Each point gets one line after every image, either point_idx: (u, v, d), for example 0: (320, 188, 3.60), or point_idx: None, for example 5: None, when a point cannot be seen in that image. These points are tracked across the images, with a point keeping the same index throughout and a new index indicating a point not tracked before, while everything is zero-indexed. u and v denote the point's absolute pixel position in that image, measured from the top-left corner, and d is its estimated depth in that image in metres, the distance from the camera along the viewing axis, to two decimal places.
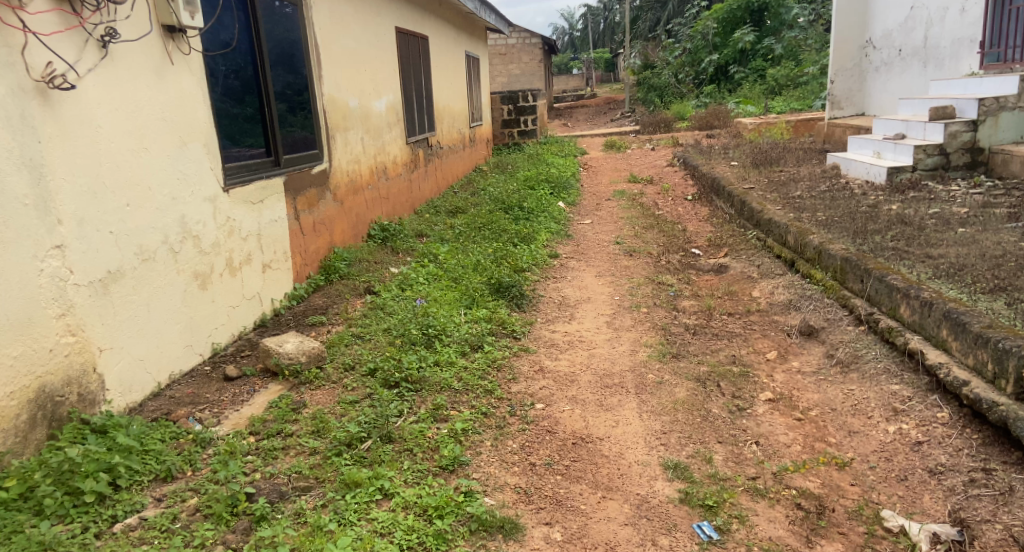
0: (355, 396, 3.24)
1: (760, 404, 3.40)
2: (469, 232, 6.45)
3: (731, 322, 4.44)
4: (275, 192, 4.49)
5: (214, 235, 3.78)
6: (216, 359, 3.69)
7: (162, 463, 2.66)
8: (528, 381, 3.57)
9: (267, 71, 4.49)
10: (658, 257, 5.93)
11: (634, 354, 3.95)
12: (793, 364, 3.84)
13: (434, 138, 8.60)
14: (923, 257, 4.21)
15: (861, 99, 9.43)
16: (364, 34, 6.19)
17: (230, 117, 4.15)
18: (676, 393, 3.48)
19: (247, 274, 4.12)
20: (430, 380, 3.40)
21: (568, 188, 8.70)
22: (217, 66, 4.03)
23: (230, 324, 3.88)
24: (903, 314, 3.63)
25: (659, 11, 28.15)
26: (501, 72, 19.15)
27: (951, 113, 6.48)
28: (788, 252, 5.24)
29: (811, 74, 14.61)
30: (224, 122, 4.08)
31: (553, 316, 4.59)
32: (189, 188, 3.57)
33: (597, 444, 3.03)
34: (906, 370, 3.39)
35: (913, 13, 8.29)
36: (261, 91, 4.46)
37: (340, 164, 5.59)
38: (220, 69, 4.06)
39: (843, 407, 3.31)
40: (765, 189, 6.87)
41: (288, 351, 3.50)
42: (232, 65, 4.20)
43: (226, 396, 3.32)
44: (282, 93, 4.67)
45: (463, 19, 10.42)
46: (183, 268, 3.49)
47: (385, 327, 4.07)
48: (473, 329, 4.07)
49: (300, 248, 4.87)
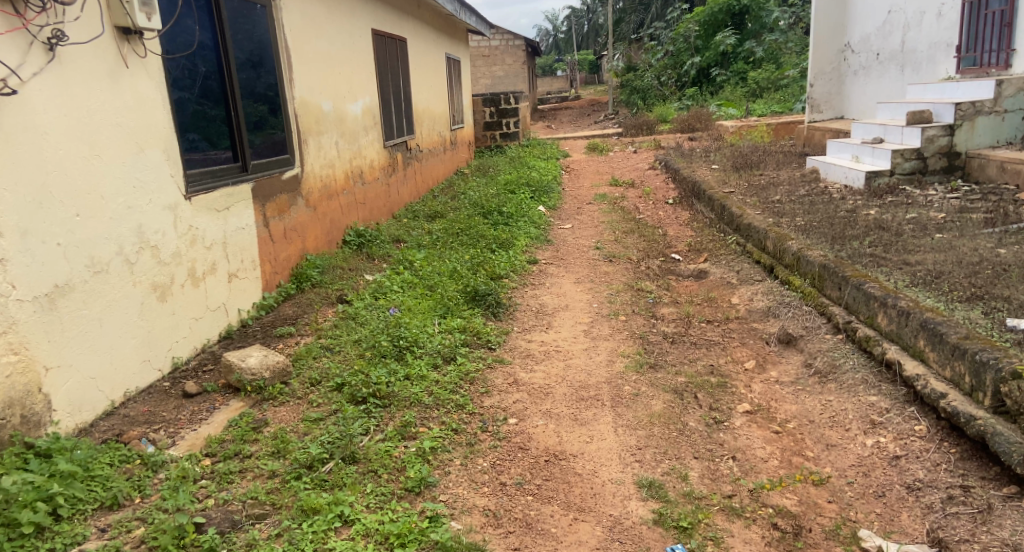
0: (320, 412, 3.15)
1: (738, 416, 3.33)
2: (447, 237, 6.34)
3: (710, 330, 4.37)
4: (242, 199, 4.37)
5: (175, 244, 3.68)
6: (175, 375, 3.60)
7: (109, 490, 2.54)
8: (501, 394, 3.47)
9: (232, 74, 4.36)
10: (638, 263, 5.86)
11: (611, 365, 3.86)
12: (771, 374, 3.77)
13: (413, 141, 8.49)
14: (901, 264, 4.16)
15: (840, 103, 9.43)
16: (338, 36, 6.07)
17: (191, 121, 4.02)
18: (653, 406, 3.40)
19: (212, 285, 4.02)
20: (399, 395, 3.30)
21: (548, 192, 8.62)
22: (177, 69, 3.90)
23: (192, 337, 3.79)
24: (880, 323, 3.57)
25: (643, 14, 28.19)
26: (484, 73, 19.07)
27: (928, 117, 6.51)
28: (767, 258, 5.18)
29: (792, 77, 14.64)
30: (185, 127, 3.95)
31: (529, 325, 4.50)
32: (146, 196, 3.47)
33: (570, 462, 2.94)
34: (884, 381, 3.32)
35: (890, 17, 8.29)
36: (226, 94, 4.34)
37: (313, 169, 5.47)
38: (181, 72, 3.94)
39: (821, 419, 3.24)
40: (745, 193, 6.81)
41: (250, 366, 3.43)
42: (195, 68, 4.07)
43: (183, 415, 3.22)
44: (248, 96, 4.54)
45: (444, 21, 10.32)
46: (140, 279, 3.40)
47: (355, 339, 3.96)
48: (446, 340, 3.96)
49: (269, 255, 4.74)
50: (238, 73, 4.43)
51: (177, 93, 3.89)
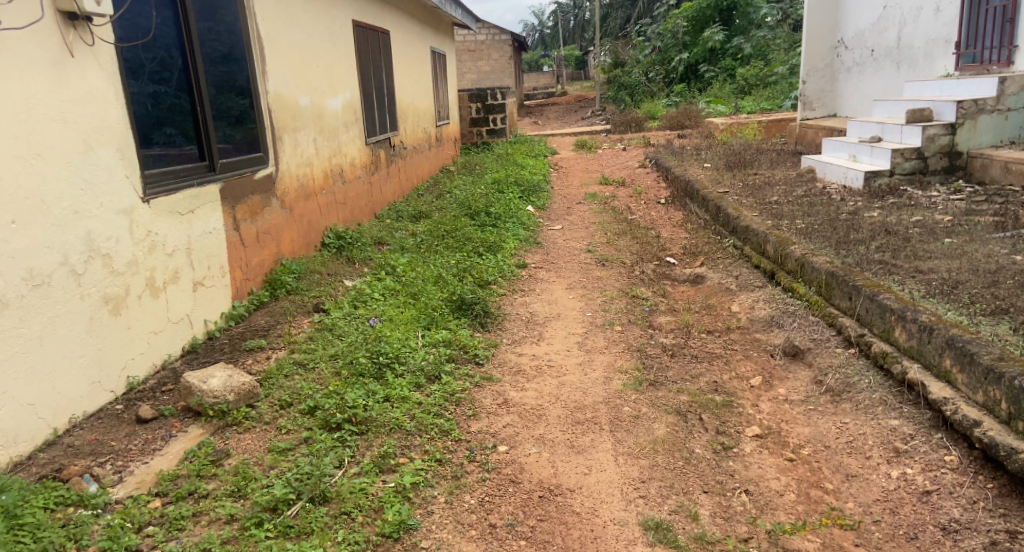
0: (289, 441, 2.86)
1: (747, 441, 3.06)
2: (432, 239, 6.02)
3: (711, 341, 4.09)
4: (209, 201, 4.04)
5: (130, 252, 3.40)
6: (130, 396, 3.32)
7: (39, 541, 2.24)
8: (490, 418, 3.18)
9: (205, 66, 4.11)
10: (632, 267, 5.58)
11: (608, 383, 3.57)
12: (780, 391, 3.49)
13: (396, 137, 8.15)
14: (913, 272, 3.91)
15: (832, 99, 9.21)
16: (315, 27, 5.72)
17: (160, 116, 3.77)
18: (655, 431, 3.11)
19: (175, 295, 3.72)
20: (377, 419, 3.01)
21: (537, 191, 8.32)
22: (146, 61, 3.66)
23: (151, 353, 3.50)
24: (898, 337, 3.30)
25: (630, 9, 27.87)
26: (471, 68, 18.71)
27: (929, 116, 6.25)
28: (768, 263, 4.92)
29: (781, 74, 14.44)
30: (153, 122, 3.70)
31: (519, 336, 4.21)
32: (95, 199, 3.20)
33: (567, 498, 2.66)
34: (905, 403, 3.07)
35: (886, 13, 8.06)
36: (202, 89, 4.10)
37: (288, 167, 5.13)
38: (150, 65, 3.70)
39: (837, 445, 2.98)
40: (741, 193, 6.55)
41: (212, 388, 3.14)
42: (166, 58, 3.82)
43: (134, 445, 2.94)
44: (223, 91, 4.28)
45: (428, 13, 9.98)
46: (88, 291, 3.13)
47: (331, 353, 3.66)
48: (429, 355, 3.65)
49: (239, 261, 4.40)
50: (212, 66, 4.17)
51: (144, 87, 3.64)
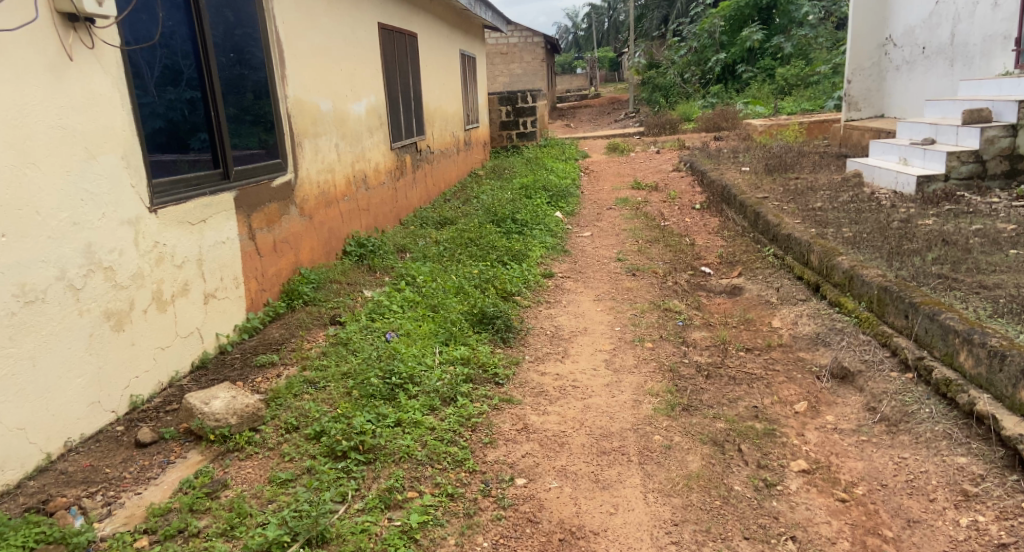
0: (291, 470, 2.68)
1: (792, 477, 2.78)
2: (456, 247, 5.80)
3: (750, 360, 3.80)
4: (221, 209, 3.87)
5: (135, 264, 3.23)
6: (133, 417, 3.15)
7: None
8: (508, 446, 2.94)
9: (244, 73, 4.17)
10: (665, 277, 5.30)
11: (637, 408, 3.30)
12: (828, 419, 3.20)
13: (423, 141, 7.95)
14: (977, 288, 3.58)
15: (879, 99, 8.79)
16: (337, 29, 5.53)
17: (188, 122, 3.75)
18: (688, 464, 2.85)
19: (184, 308, 3.55)
20: (385, 447, 2.80)
21: (567, 196, 8.06)
22: (171, 66, 3.62)
23: (157, 370, 3.33)
24: (964, 363, 3.01)
25: (666, 9, 27.28)
26: (502, 71, 18.53)
27: (987, 116, 5.87)
28: (811, 274, 4.60)
29: (822, 74, 13.94)
30: (182, 128, 3.69)
31: (544, 353, 3.96)
32: (97, 209, 3.04)
33: (591, 542, 2.44)
34: (973, 438, 2.78)
35: (938, 8, 7.65)
36: (226, 92, 4.01)
37: (308, 174, 4.95)
38: (175, 70, 3.65)
39: (896, 484, 2.70)
40: (781, 199, 6.22)
41: (214, 411, 2.95)
42: (207, 64, 3.85)
43: (129, 473, 2.78)
44: (254, 96, 4.26)
45: (459, 15, 9.77)
46: (87, 307, 2.96)
47: (344, 371, 3.47)
48: (445, 376, 3.42)
49: (254, 271, 4.22)
50: (251, 72, 4.22)
51: (182, 94, 3.70)
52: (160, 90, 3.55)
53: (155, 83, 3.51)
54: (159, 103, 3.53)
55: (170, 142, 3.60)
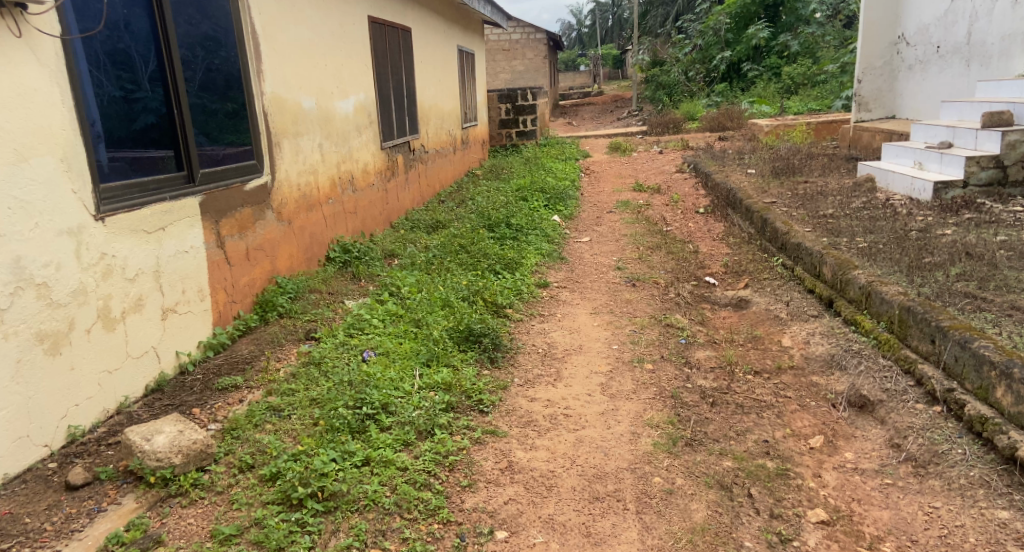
0: (238, 522, 2.40)
1: (810, 529, 2.48)
2: (446, 254, 5.47)
3: (759, 385, 3.45)
4: (184, 215, 3.52)
5: (76, 279, 2.89)
6: (69, 451, 2.83)
7: None
8: (489, 490, 2.63)
9: (229, 66, 3.91)
10: (666, 287, 4.96)
11: (636, 443, 2.96)
12: (847, 457, 2.87)
13: (416, 141, 7.59)
14: (1009, 308, 3.25)
15: (890, 100, 8.43)
16: (323, 21, 5.18)
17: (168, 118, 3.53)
18: (692, 514, 2.54)
19: (137, 325, 3.21)
20: (348, 494, 2.50)
21: (565, 198, 7.71)
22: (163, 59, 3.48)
23: (103, 397, 3.01)
24: (1001, 400, 2.70)
25: (671, 6, 26.84)
26: (503, 68, 18.17)
27: (1008, 119, 5.52)
28: (824, 287, 4.26)
29: (830, 72, 13.57)
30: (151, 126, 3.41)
31: (535, 375, 3.62)
32: (29, 219, 2.72)
33: None
34: (1015, 488, 2.50)
35: (954, 6, 7.29)
36: (202, 86, 3.71)
37: (286, 175, 4.60)
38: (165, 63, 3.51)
39: (927, 540, 2.41)
40: (790, 204, 5.87)
41: (156, 449, 2.64)
42: (189, 58, 3.62)
43: (53, 523, 2.48)
44: (233, 89, 3.95)
45: (457, 10, 9.43)
46: (12, 329, 2.63)
47: (312, 397, 3.14)
48: (422, 405, 3.08)
49: (222, 282, 3.87)
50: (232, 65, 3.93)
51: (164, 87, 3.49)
52: (155, 84, 3.45)
53: (149, 77, 3.41)
54: (153, 97, 3.43)
55: (163, 137, 3.51)
